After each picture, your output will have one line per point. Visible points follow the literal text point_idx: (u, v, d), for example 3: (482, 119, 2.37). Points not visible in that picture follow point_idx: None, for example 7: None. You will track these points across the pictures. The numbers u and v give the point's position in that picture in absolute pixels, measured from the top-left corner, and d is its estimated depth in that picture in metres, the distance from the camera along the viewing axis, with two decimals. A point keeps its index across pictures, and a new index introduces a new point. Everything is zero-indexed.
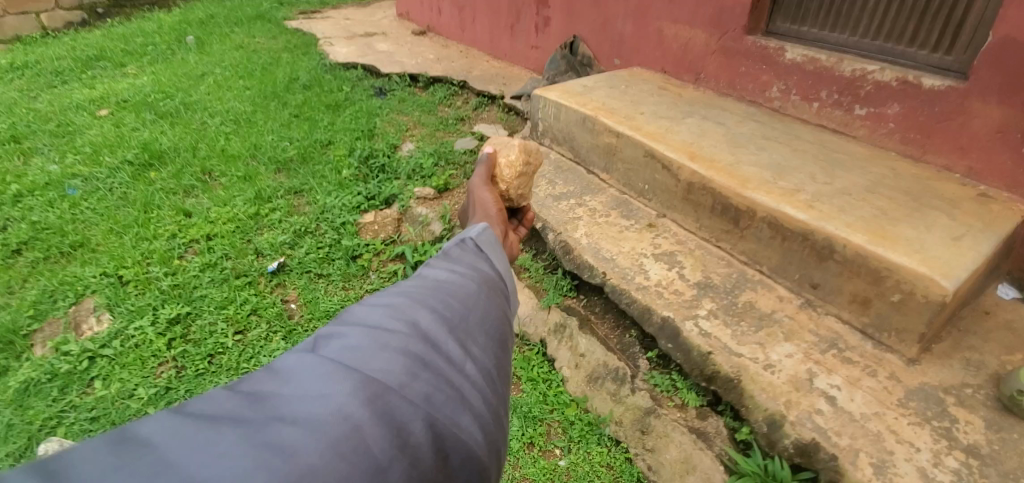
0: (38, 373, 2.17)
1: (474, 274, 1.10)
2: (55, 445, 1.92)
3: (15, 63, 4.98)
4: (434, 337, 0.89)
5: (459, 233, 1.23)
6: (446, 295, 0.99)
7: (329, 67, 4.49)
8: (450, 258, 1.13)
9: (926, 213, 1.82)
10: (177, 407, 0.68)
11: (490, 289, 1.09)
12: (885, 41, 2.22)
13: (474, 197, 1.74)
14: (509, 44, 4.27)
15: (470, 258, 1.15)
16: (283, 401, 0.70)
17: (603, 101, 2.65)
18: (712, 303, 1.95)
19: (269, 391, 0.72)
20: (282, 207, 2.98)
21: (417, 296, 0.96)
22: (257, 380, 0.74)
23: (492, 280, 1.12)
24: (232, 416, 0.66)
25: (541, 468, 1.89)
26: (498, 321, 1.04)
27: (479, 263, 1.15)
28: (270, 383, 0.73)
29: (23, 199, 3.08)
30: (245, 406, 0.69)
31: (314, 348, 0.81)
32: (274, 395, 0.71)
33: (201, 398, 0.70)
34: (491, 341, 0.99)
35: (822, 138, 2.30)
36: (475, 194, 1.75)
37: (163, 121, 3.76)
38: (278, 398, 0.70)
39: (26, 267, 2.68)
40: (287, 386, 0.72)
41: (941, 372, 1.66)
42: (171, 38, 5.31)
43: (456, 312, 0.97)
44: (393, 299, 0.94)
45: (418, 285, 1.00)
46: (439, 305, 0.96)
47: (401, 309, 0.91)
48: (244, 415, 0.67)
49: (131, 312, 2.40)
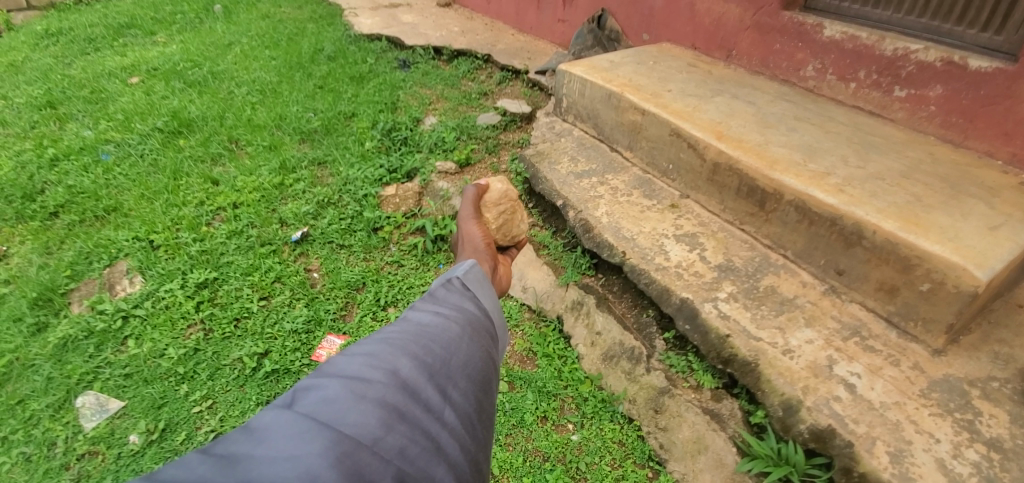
0: (75, 330, 2.28)
1: (457, 315, 1.16)
2: (92, 398, 2.08)
3: (50, 29, 5.08)
4: (413, 385, 0.94)
5: (446, 272, 1.31)
6: (428, 340, 1.04)
7: (354, 38, 4.47)
8: (434, 300, 1.19)
9: (963, 201, 1.75)
10: (150, 475, 0.71)
11: (472, 331, 1.15)
12: (932, 18, 2.11)
13: (463, 232, 1.80)
14: (536, 17, 4.18)
15: (454, 298, 1.22)
16: (257, 461, 0.73)
17: (630, 78, 2.59)
18: (733, 286, 1.93)
19: (244, 451, 0.76)
20: (305, 178, 3.02)
21: (399, 343, 1.00)
22: (233, 441, 0.77)
23: (475, 321, 1.18)
24: (202, 481, 0.70)
25: (553, 442, 1.93)
26: (478, 363, 1.09)
27: (462, 303, 1.21)
28: (245, 444, 0.77)
29: (59, 163, 3.18)
30: (217, 469, 0.72)
31: (293, 401, 0.85)
32: (248, 456, 0.74)
33: (176, 464, 0.73)
34: (470, 384, 1.05)
35: (857, 120, 2.22)
36: (463, 228, 1.81)
37: (192, 89, 3.82)
38: (251, 461, 0.74)
39: (63, 229, 2.78)
40: (262, 446, 0.76)
41: (967, 365, 1.62)
42: (199, 7, 5.34)
43: (437, 357, 1.02)
44: (373, 346, 0.98)
45: (401, 330, 1.05)
46: (420, 350, 1.00)
47: (380, 357, 0.95)
48: (215, 479, 0.70)
49: (162, 276, 2.48)
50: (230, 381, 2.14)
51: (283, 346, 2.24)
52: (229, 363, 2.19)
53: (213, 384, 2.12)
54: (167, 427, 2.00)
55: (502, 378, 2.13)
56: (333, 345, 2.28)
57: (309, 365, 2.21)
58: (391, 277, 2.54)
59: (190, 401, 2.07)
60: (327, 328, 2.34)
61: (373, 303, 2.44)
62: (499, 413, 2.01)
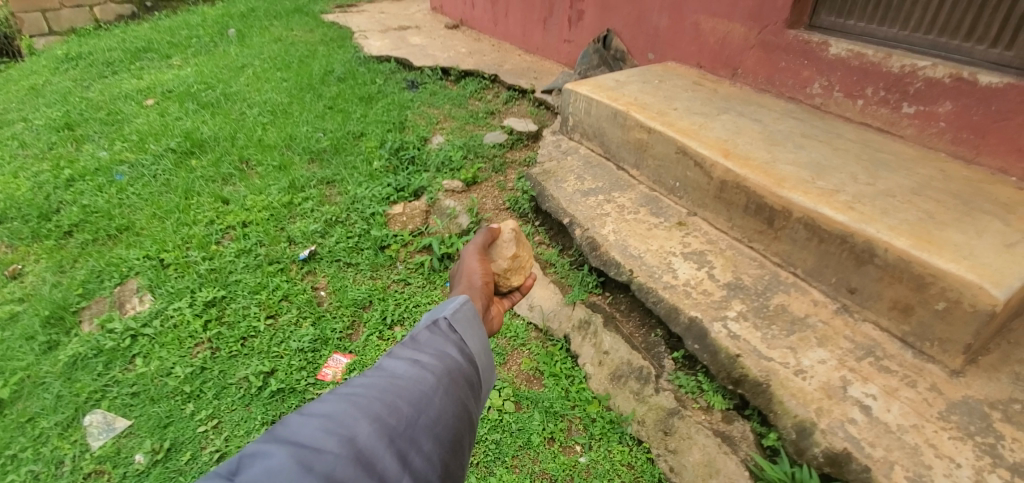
0: (85, 348, 2.29)
1: (435, 364, 1.15)
2: (99, 417, 2.08)
3: (70, 54, 5.23)
4: (369, 454, 0.93)
5: (435, 310, 1.29)
6: (395, 397, 1.03)
7: (364, 59, 4.56)
8: (415, 345, 1.18)
9: (977, 218, 1.72)
10: None
11: (449, 383, 1.13)
12: (939, 35, 2.10)
13: (464, 266, 1.75)
14: (542, 37, 4.24)
15: (436, 342, 1.20)
16: None
17: (636, 96, 2.60)
18: (743, 305, 1.90)
19: None
20: (314, 196, 3.04)
21: (363, 403, 0.99)
22: None
23: (454, 370, 1.16)
24: None
25: (561, 464, 1.89)
26: (449, 420, 1.08)
27: (444, 349, 1.20)
28: None
29: (74, 183, 3.25)
30: None
31: (237, 469, 0.84)
32: None
33: None
34: (435, 446, 1.03)
35: (865, 137, 2.21)
36: (465, 263, 1.76)
37: (205, 111, 3.89)
38: None
39: (76, 248, 2.82)
40: None
41: (987, 386, 1.57)
42: (213, 31, 5.48)
43: (402, 419, 1.01)
44: (335, 406, 0.97)
45: (369, 386, 1.04)
46: (385, 411, 0.99)
47: (339, 422, 0.94)
48: None
49: (171, 294, 2.50)
50: (235, 400, 2.12)
51: (289, 365, 2.24)
52: (235, 382, 2.18)
53: (219, 403, 2.11)
54: (172, 446, 1.98)
55: (509, 398, 2.10)
56: (339, 363, 2.27)
57: (315, 384, 2.19)
58: (398, 296, 2.54)
59: (196, 420, 2.06)
60: (333, 346, 2.33)
61: (379, 322, 2.43)
62: (505, 434, 1.99)
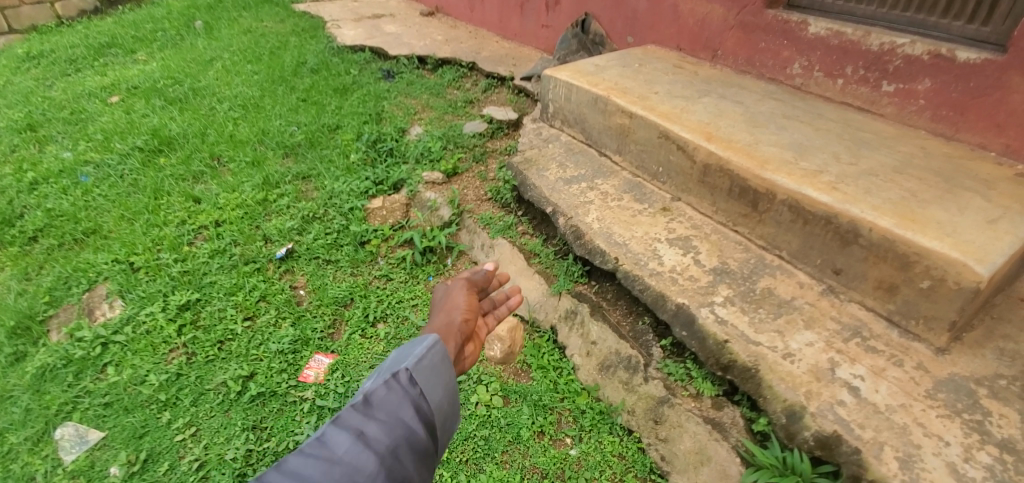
0: (53, 359, 2.20)
1: (393, 428, 1.11)
2: (71, 429, 1.99)
3: (30, 52, 5.00)
4: None
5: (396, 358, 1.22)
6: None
7: (338, 50, 4.43)
8: (374, 404, 1.13)
9: (959, 195, 1.72)
10: None
11: (406, 450, 1.11)
12: (917, 12, 2.09)
13: (449, 296, 1.61)
14: (519, 23, 4.15)
15: (396, 400, 1.15)
16: None
17: (615, 81, 2.55)
18: (729, 289, 1.88)
19: None
20: (290, 192, 2.95)
21: None
22: None
23: (413, 432, 1.14)
24: None
25: (552, 458, 1.87)
26: None
27: (405, 407, 1.15)
28: None
29: (38, 186, 3.11)
30: None
31: None
32: None
33: None
34: None
35: (846, 116, 2.20)
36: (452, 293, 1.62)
37: (173, 107, 3.75)
38: None
39: (42, 254, 2.70)
40: None
41: (972, 363, 1.57)
42: (180, 24, 5.28)
43: None
44: None
45: (323, 463, 1.02)
46: None
47: None
48: None
49: (143, 299, 2.41)
50: (214, 406, 2.05)
51: (269, 368, 2.17)
52: (213, 388, 2.11)
53: (197, 410, 2.04)
54: (149, 457, 1.91)
55: (497, 393, 2.07)
56: (320, 364, 2.22)
57: (297, 386, 2.13)
58: (380, 292, 2.48)
59: (173, 428, 1.99)
60: (315, 347, 2.27)
61: (361, 319, 2.37)
62: (494, 430, 1.95)
